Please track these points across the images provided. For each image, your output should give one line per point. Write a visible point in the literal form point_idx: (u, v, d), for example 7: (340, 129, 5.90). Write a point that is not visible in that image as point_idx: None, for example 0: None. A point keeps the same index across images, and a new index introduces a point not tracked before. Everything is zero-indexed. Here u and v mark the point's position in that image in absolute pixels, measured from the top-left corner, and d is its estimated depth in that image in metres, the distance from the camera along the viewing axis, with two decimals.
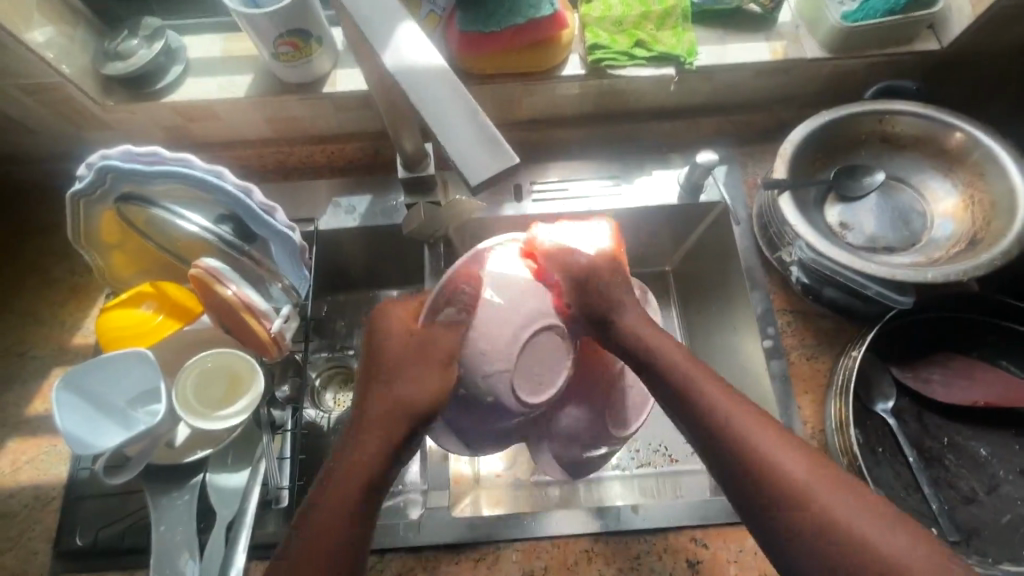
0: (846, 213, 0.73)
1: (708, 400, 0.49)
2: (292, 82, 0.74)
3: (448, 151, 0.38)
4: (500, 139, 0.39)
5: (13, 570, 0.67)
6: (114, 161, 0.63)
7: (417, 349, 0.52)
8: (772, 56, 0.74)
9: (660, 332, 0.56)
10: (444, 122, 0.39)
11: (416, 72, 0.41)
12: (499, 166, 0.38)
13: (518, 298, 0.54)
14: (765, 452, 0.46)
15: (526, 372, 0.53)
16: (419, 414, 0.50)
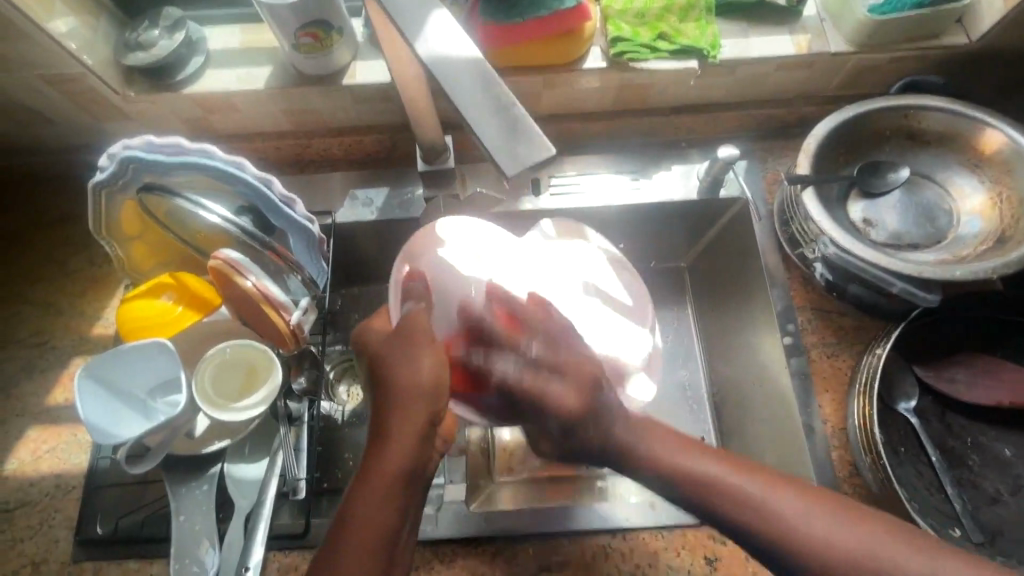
0: (870, 209, 0.72)
1: (690, 473, 0.48)
2: (310, 73, 0.74)
3: (481, 142, 0.38)
4: (536, 128, 0.39)
5: (35, 558, 0.68)
6: (136, 152, 0.63)
7: (403, 336, 0.51)
8: (796, 49, 0.73)
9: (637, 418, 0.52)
10: (477, 113, 0.39)
11: (447, 62, 0.41)
12: (535, 156, 0.38)
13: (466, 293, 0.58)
14: (781, 516, 0.45)
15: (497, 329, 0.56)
16: (425, 391, 0.48)
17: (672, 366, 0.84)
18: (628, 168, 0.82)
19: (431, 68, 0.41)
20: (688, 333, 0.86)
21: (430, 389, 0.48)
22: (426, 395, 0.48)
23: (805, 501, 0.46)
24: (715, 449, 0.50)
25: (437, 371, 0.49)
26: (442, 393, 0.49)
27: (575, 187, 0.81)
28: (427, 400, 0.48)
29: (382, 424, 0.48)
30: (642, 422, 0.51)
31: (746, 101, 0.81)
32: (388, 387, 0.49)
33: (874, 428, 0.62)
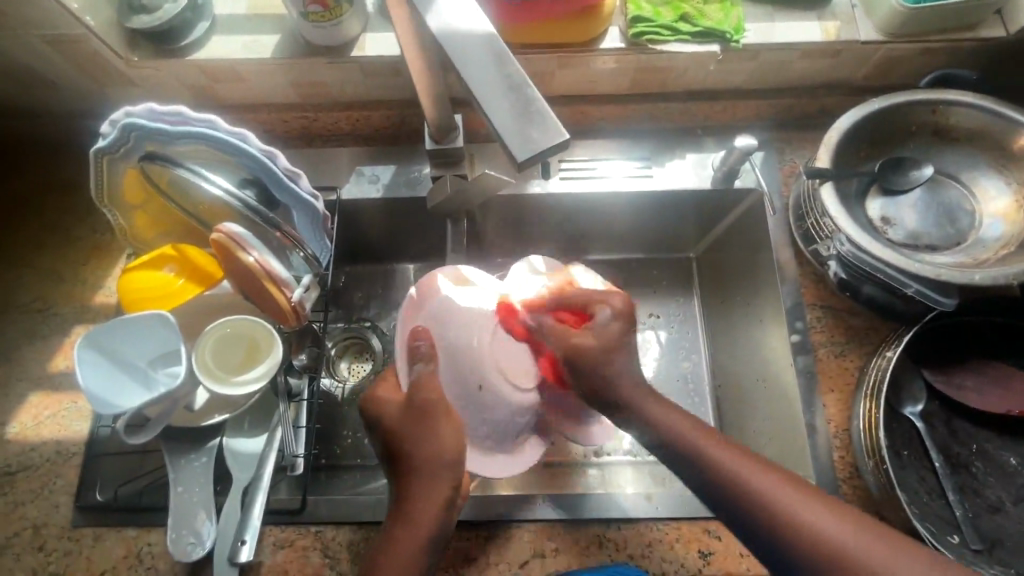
0: (888, 207, 0.70)
1: (718, 460, 0.51)
2: (319, 44, 0.72)
3: (492, 124, 0.37)
4: (551, 113, 0.37)
5: (35, 522, 0.69)
6: (139, 120, 0.62)
7: (421, 413, 0.55)
8: (823, 36, 0.70)
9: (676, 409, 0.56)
10: (490, 97, 0.37)
11: (461, 40, 0.39)
12: (549, 143, 0.36)
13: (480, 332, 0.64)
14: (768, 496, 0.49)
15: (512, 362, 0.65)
16: (448, 460, 0.53)
17: (674, 358, 0.83)
18: (644, 155, 0.80)
19: (444, 44, 0.39)
20: (692, 325, 0.86)
21: (451, 459, 0.53)
22: (447, 465, 0.54)
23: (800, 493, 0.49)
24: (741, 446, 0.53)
25: (457, 441, 0.54)
26: (462, 460, 0.54)
27: (585, 171, 0.79)
28: (450, 468, 0.53)
29: (407, 493, 0.53)
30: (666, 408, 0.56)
31: (767, 89, 0.78)
32: (412, 461, 0.54)
33: (881, 432, 0.60)
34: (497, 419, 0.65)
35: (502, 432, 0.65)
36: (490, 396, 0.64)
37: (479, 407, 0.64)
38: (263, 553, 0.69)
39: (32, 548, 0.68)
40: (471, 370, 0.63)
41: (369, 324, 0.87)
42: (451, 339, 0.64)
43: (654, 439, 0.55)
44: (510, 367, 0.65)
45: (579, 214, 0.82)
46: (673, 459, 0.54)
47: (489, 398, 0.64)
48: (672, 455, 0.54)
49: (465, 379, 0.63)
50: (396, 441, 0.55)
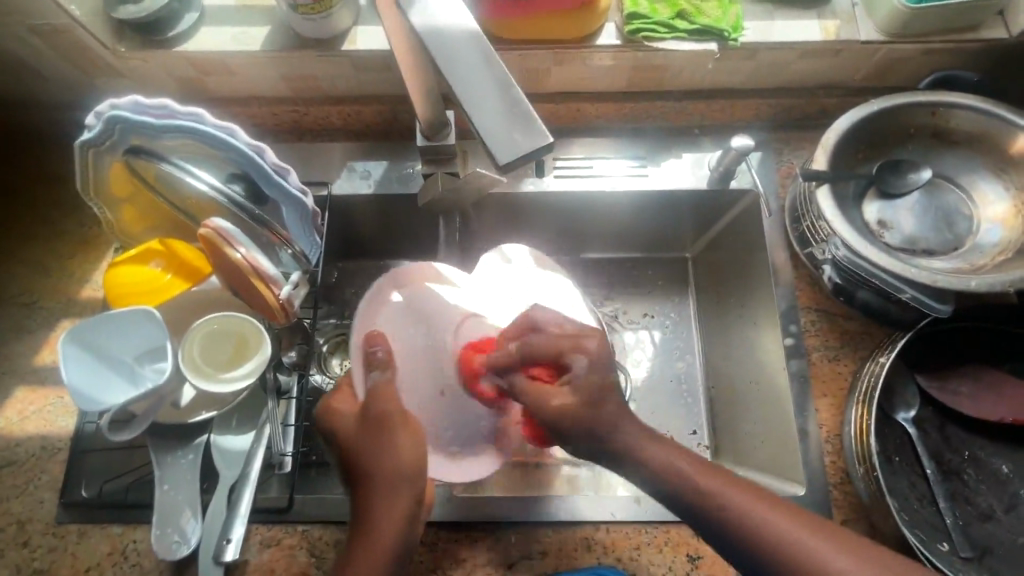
0: (886, 210, 0.69)
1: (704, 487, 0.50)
2: (310, 37, 0.70)
3: (474, 123, 0.36)
4: (535, 115, 0.36)
5: (20, 518, 0.68)
6: (123, 112, 0.61)
7: (376, 425, 0.54)
8: (823, 36, 0.68)
9: (654, 436, 0.53)
10: (474, 97, 0.37)
11: (446, 38, 0.39)
12: (535, 146, 0.35)
13: (441, 337, 0.73)
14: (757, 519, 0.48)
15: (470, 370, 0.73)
16: (406, 472, 0.53)
17: (667, 359, 0.83)
18: (638, 154, 0.79)
19: (429, 41, 0.39)
20: (686, 327, 0.85)
21: (410, 471, 0.53)
22: (406, 477, 0.53)
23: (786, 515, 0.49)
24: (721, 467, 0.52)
25: (417, 453, 0.53)
26: (423, 473, 0.54)
27: (580, 169, 0.78)
28: (409, 480, 0.53)
29: (367, 510, 0.52)
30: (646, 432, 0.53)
31: (765, 89, 0.77)
32: (370, 474, 0.52)
33: (872, 438, 0.60)
34: (460, 420, 0.71)
35: (466, 431, 0.71)
36: (451, 397, 0.72)
37: (443, 407, 0.71)
38: (249, 552, 0.69)
39: (16, 543, 0.67)
40: (433, 375, 0.72)
41: None
42: (414, 344, 0.72)
43: (641, 468, 0.52)
44: (471, 370, 0.72)
45: (572, 213, 0.81)
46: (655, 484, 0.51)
47: (450, 401, 0.72)
48: (657, 483, 0.51)
49: (429, 380, 0.71)
50: (352, 454, 0.54)
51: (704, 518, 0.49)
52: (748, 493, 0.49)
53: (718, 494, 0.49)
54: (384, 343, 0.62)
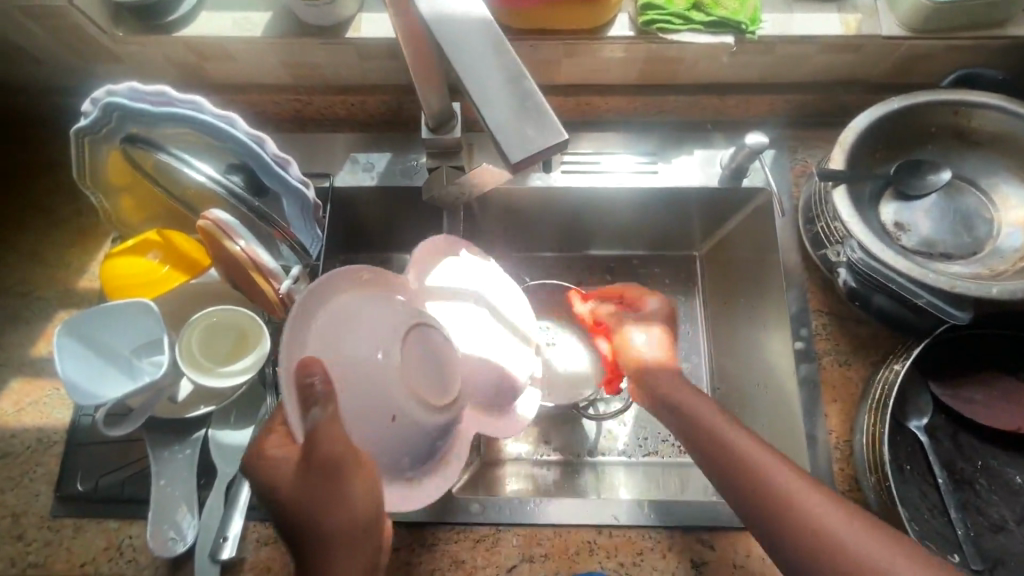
0: (903, 212, 0.67)
1: (727, 441, 0.56)
2: (312, 24, 0.68)
3: (485, 119, 0.34)
4: (548, 109, 0.34)
5: (15, 511, 0.67)
6: (120, 99, 0.59)
7: (323, 476, 0.46)
8: (843, 30, 0.66)
9: (702, 398, 0.62)
10: (484, 90, 0.35)
11: (455, 26, 0.37)
12: (548, 142, 0.34)
13: (390, 340, 0.56)
14: (759, 472, 0.52)
15: (430, 378, 0.57)
16: (366, 522, 0.47)
17: None
18: (646, 149, 0.77)
19: (437, 28, 0.37)
20: (692, 327, 0.84)
21: (370, 521, 0.47)
22: (365, 528, 0.47)
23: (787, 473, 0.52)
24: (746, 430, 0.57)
25: (373, 500, 0.47)
26: (379, 522, 0.47)
27: (588, 165, 0.76)
28: (368, 531, 0.47)
29: (322, 569, 0.46)
30: (693, 401, 0.61)
31: (781, 84, 0.75)
32: (323, 532, 0.46)
33: (885, 447, 0.58)
34: (416, 442, 0.56)
35: (423, 454, 0.56)
36: (404, 424, 0.55)
37: (393, 435, 0.54)
38: (245, 550, 0.66)
39: (11, 537, 0.66)
40: (377, 396, 0.54)
41: None
42: (349, 363, 0.54)
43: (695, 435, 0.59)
44: (424, 386, 0.56)
45: (579, 209, 0.80)
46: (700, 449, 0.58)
47: (402, 428, 0.54)
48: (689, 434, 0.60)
49: (372, 407, 0.54)
50: (296, 507, 0.46)
51: (731, 482, 0.54)
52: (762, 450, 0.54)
53: (758, 465, 0.53)
54: (322, 371, 0.48)
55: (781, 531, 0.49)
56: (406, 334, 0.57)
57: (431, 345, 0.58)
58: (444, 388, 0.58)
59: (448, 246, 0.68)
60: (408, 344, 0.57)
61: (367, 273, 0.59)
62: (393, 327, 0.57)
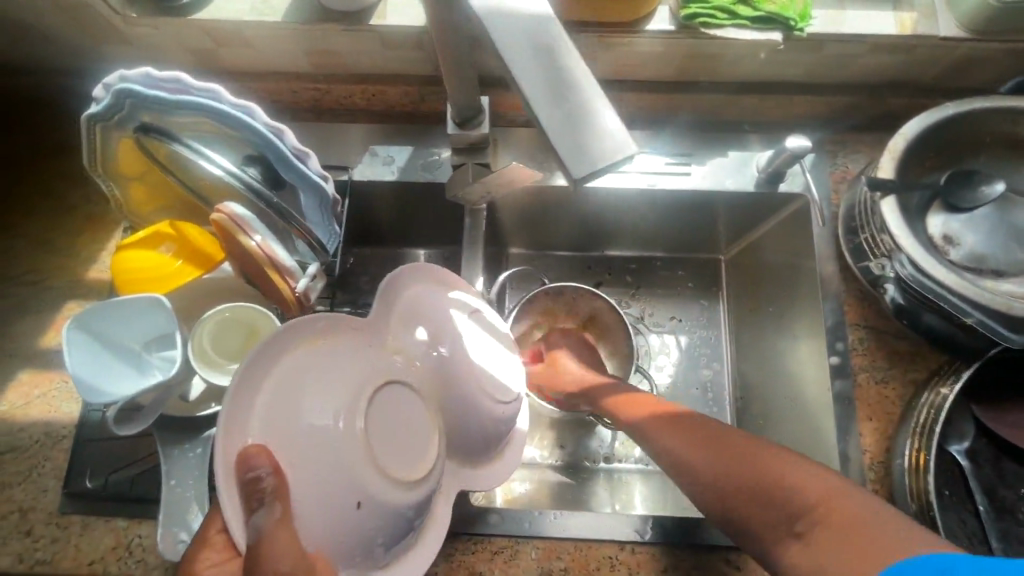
0: (951, 224, 0.64)
1: (665, 448, 0.58)
2: (335, 10, 0.64)
3: (547, 129, 0.32)
4: (612, 121, 0.33)
5: (23, 507, 0.66)
6: (134, 85, 0.56)
7: None
8: (898, 30, 0.62)
9: (678, 429, 0.59)
10: (545, 98, 0.33)
11: (513, 24, 0.34)
12: (613, 155, 0.32)
13: (352, 407, 0.49)
14: (678, 456, 0.57)
15: (399, 449, 0.51)
16: None
17: (694, 364, 0.81)
18: (678, 150, 0.74)
19: (494, 25, 0.34)
20: (716, 335, 0.83)
21: None
22: None
23: (698, 443, 0.56)
24: (681, 414, 0.61)
25: None
26: None
27: None
28: None
29: None
30: (668, 436, 0.59)
31: (825, 84, 0.71)
32: None
33: (929, 475, 0.56)
34: (388, 525, 0.49)
35: (399, 535, 0.51)
36: (370, 509, 0.48)
37: (358, 526, 0.48)
38: None
39: (18, 532, 0.65)
40: (338, 481, 0.47)
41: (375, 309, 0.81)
42: (301, 436, 0.47)
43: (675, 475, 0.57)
44: (391, 458, 0.50)
45: (606, 208, 0.78)
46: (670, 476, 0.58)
47: (369, 514, 0.48)
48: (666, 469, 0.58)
49: (333, 493, 0.46)
50: None
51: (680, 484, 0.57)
52: (678, 435, 0.58)
53: (679, 453, 0.57)
54: (268, 462, 0.44)
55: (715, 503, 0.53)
56: (364, 399, 0.49)
57: (400, 406, 0.52)
58: (415, 459, 0.52)
59: (411, 270, 0.59)
60: (376, 412, 0.50)
61: (324, 323, 0.53)
62: (359, 389, 0.50)
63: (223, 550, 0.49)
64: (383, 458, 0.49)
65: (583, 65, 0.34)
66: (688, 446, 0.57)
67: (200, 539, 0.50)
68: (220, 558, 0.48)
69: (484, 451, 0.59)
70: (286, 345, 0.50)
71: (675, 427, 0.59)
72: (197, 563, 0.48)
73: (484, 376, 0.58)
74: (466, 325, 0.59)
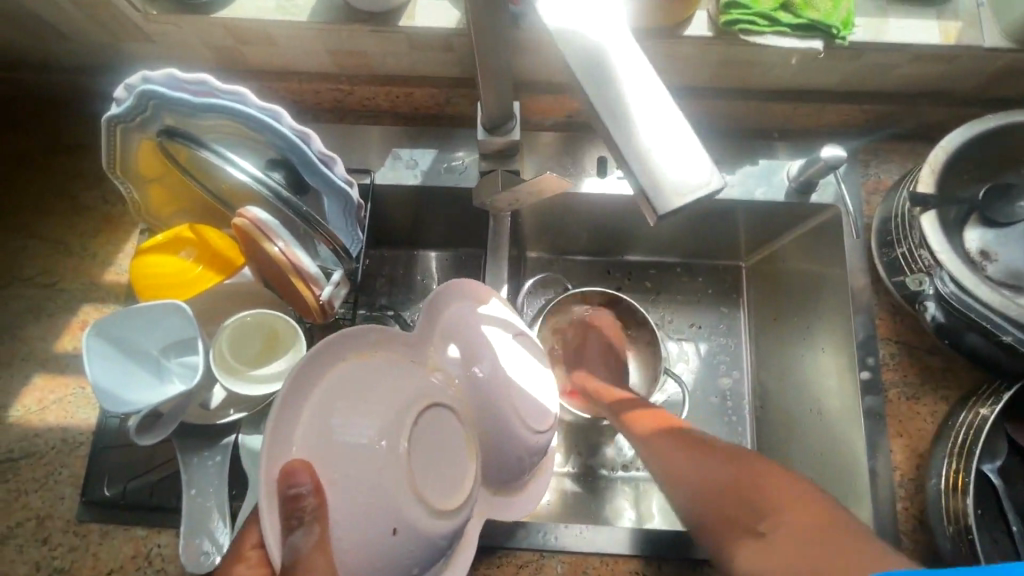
0: (988, 239, 0.63)
1: (683, 468, 0.58)
2: (362, 9, 0.62)
3: (631, 163, 0.32)
4: (700, 150, 0.32)
5: (39, 515, 0.65)
6: (156, 87, 0.54)
7: None
8: (942, 40, 0.61)
9: (700, 453, 0.59)
10: (629, 128, 0.33)
11: (595, 55, 0.35)
12: (699, 185, 0.32)
13: (394, 428, 0.48)
14: (697, 475, 0.57)
15: (435, 472, 0.50)
16: None
17: (712, 373, 0.80)
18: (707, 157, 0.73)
19: (574, 58, 0.35)
20: (738, 344, 0.82)
21: None
22: None
23: (716, 462, 0.57)
24: (692, 433, 0.62)
25: None
26: None
27: None
28: None
29: None
30: (687, 456, 0.59)
31: (860, 93, 0.70)
32: None
33: (968, 496, 0.55)
34: (421, 551, 0.48)
35: (429, 561, 0.49)
36: (406, 536, 0.47)
37: (392, 553, 0.46)
38: None
39: (35, 540, 0.64)
40: (377, 504, 0.46)
41: (391, 313, 0.77)
42: (343, 451, 0.47)
43: (693, 495, 0.57)
44: (428, 482, 0.49)
45: (630, 214, 0.76)
46: (681, 493, 0.58)
47: (404, 540, 0.47)
48: (678, 489, 0.58)
49: (370, 517, 0.45)
50: None
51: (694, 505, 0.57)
52: (696, 454, 0.59)
53: (699, 474, 0.57)
54: (311, 479, 0.43)
55: (726, 522, 0.54)
56: (409, 418, 0.49)
57: (441, 429, 0.52)
58: (451, 485, 0.51)
59: (451, 287, 0.59)
60: (419, 434, 0.49)
61: (375, 337, 0.53)
62: (401, 409, 0.49)
63: (257, 567, 0.47)
64: (422, 482, 0.48)
65: (666, 100, 0.34)
66: (707, 466, 0.57)
67: (234, 553, 0.48)
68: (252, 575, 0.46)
69: (518, 479, 0.58)
70: (330, 357, 0.50)
71: (692, 447, 0.60)
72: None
73: (520, 398, 0.57)
74: (505, 343, 0.59)
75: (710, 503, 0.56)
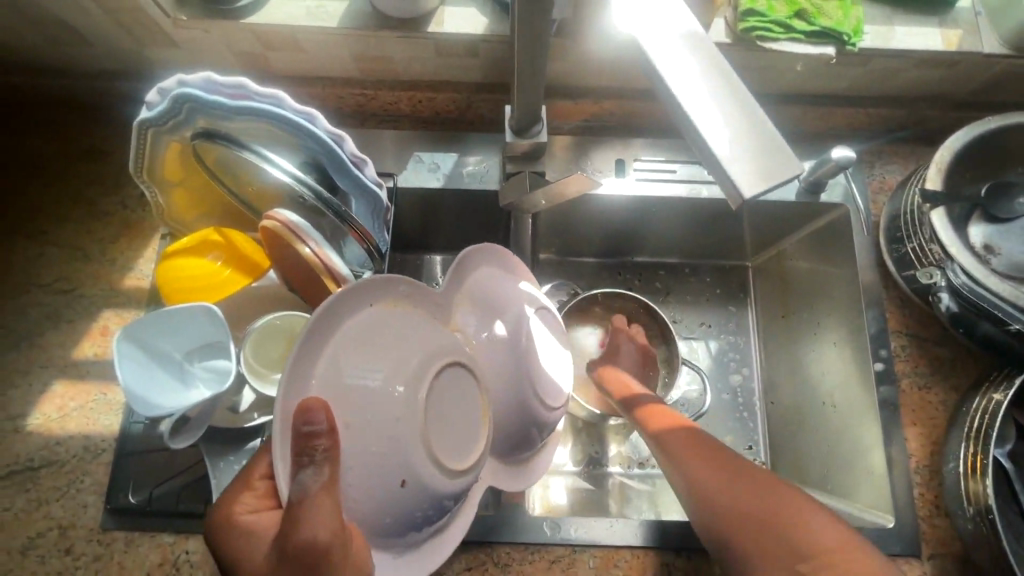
0: (990, 234, 0.66)
1: (699, 479, 0.57)
2: (393, 16, 0.64)
3: (716, 154, 0.34)
4: (780, 142, 0.34)
5: (62, 524, 0.63)
6: (193, 90, 0.55)
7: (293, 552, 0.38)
8: (945, 46, 0.64)
9: (719, 463, 0.58)
10: (709, 122, 0.35)
11: (670, 61, 0.36)
12: (782, 175, 0.33)
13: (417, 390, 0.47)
14: (714, 485, 0.56)
15: (449, 428, 0.49)
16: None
17: (724, 369, 0.82)
18: None
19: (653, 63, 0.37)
20: (750, 339, 0.84)
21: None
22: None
23: (734, 472, 0.56)
24: (707, 444, 0.61)
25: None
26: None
27: (659, 173, 0.76)
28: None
29: None
30: (705, 467, 0.58)
31: (865, 97, 0.73)
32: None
33: (986, 478, 0.58)
34: (427, 507, 0.48)
35: (433, 518, 0.50)
36: (413, 490, 0.47)
37: (398, 505, 0.47)
38: None
39: (57, 550, 0.62)
40: (391, 459, 0.45)
41: None
42: (360, 399, 0.45)
43: (712, 506, 0.55)
44: (439, 439, 0.48)
45: (645, 215, 0.78)
46: (698, 507, 0.56)
47: (410, 493, 0.47)
48: (698, 506, 0.56)
49: (380, 468, 0.45)
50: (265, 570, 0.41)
51: (715, 520, 0.54)
52: (710, 465, 0.58)
53: (718, 485, 0.56)
54: (328, 420, 0.41)
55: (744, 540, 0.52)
56: (426, 373, 0.48)
57: (460, 389, 0.51)
58: (464, 444, 0.51)
59: (502, 255, 0.62)
60: (442, 400, 0.49)
61: (404, 287, 0.52)
62: (415, 366, 0.48)
63: (263, 497, 0.48)
64: (433, 440, 0.48)
65: (746, 95, 0.36)
66: (723, 478, 0.56)
67: (243, 480, 0.48)
68: (258, 505, 0.47)
69: (529, 440, 0.59)
70: (355, 318, 0.48)
71: (706, 457, 0.59)
72: (234, 506, 0.47)
73: (542, 378, 0.59)
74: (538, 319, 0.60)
75: (727, 518, 0.54)
